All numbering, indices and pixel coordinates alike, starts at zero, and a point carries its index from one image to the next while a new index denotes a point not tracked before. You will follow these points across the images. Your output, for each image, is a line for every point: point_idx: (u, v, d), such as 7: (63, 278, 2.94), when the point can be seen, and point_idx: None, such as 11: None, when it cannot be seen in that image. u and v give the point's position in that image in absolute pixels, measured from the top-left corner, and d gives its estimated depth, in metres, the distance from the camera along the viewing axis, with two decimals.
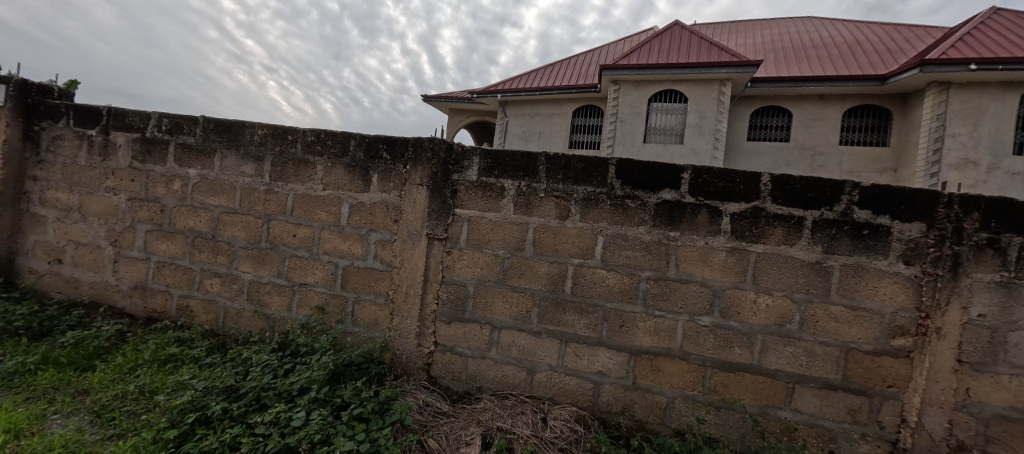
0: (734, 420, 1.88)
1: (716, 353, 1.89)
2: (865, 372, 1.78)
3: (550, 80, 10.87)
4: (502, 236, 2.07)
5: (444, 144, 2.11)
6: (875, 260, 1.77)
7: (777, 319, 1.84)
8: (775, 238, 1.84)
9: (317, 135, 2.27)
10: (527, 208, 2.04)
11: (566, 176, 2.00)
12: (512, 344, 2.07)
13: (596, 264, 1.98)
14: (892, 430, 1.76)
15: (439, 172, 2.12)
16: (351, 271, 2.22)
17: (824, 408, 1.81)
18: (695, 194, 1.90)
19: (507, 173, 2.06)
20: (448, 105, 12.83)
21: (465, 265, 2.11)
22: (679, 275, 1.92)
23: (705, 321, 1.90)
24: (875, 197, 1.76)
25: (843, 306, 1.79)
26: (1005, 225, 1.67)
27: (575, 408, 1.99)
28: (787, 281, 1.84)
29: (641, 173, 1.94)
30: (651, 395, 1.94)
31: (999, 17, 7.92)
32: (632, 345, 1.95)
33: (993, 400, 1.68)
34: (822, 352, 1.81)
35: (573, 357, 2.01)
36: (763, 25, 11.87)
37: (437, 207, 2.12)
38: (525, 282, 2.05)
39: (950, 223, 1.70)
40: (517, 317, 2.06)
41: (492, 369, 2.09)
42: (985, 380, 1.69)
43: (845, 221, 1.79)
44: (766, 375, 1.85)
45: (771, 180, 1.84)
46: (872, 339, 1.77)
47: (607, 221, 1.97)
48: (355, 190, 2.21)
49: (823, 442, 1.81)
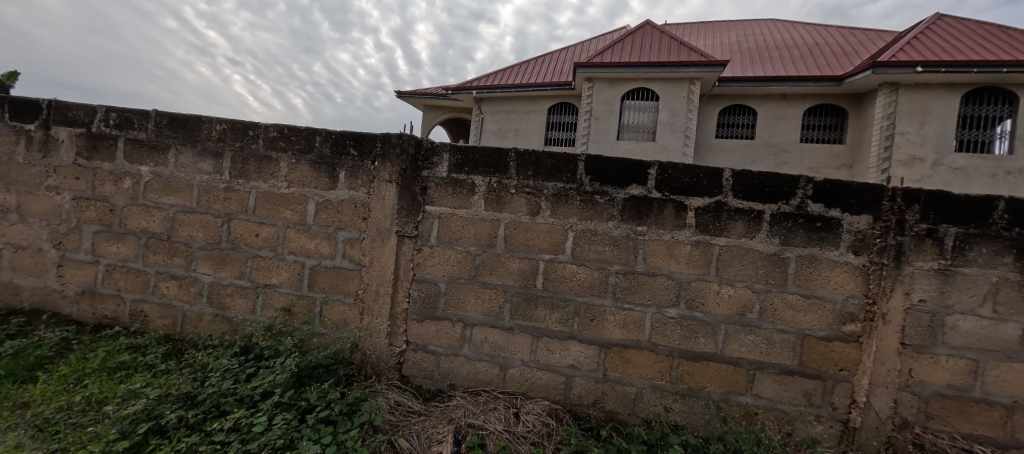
0: (699, 408, 1.95)
1: (682, 343, 1.95)
2: (819, 357, 1.88)
3: (524, 76, 10.88)
4: (473, 233, 2.06)
5: (413, 140, 2.07)
6: (827, 251, 1.86)
7: (738, 309, 1.92)
8: (737, 231, 1.91)
9: (280, 130, 2.19)
10: (498, 204, 2.04)
11: (536, 172, 2.01)
12: (485, 341, 2.07)
13: (567, 259, 2.01)
14: (843, 411, 1.87)
15: (409, 168, 2.08)
16: (319, 271, 2.16)
17: (782, 393, 1.90)
18: (661, 189, 1.95)
19: (477, 169, 2.06)
20: (421, 101, 12.64)
21: (436, 263, 2.09)
22: (647, 268, 1.96)
23: (671, 313, 1.95)
24: (827, 191, 1.86)
25: (798, 295, 1.89)
26: (942, 216, 1.79)
27: (548, 402, 2.02)
28: (747, 273, 1.91)
29: (609, 169, 1.97)
30: (621, 386, 1.98)
31: (942, 22, 8.48)
32: (602, 338, 1.99)
33: (932, 380, 1.81)
34: (780, 339, 1.90)
35: (545, 351, 2.03)
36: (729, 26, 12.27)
37: (407, 204, 2.09)
38: (497, 279, 2.05)
39: (894, 215, 1.81)
40: (489, 313, 2.06)
41: (465, 366, 2.08)
42: (926, 361, 1.81)
43: (800, 214, 1.88)
44: (729, 363, 1.92)
45: (732, 176, 1.90)
46: (825, 325, 1.87)
47: (577, 216, 1.99)
48: (321, 187, 2.15)
49: (781, 424, 1.90)
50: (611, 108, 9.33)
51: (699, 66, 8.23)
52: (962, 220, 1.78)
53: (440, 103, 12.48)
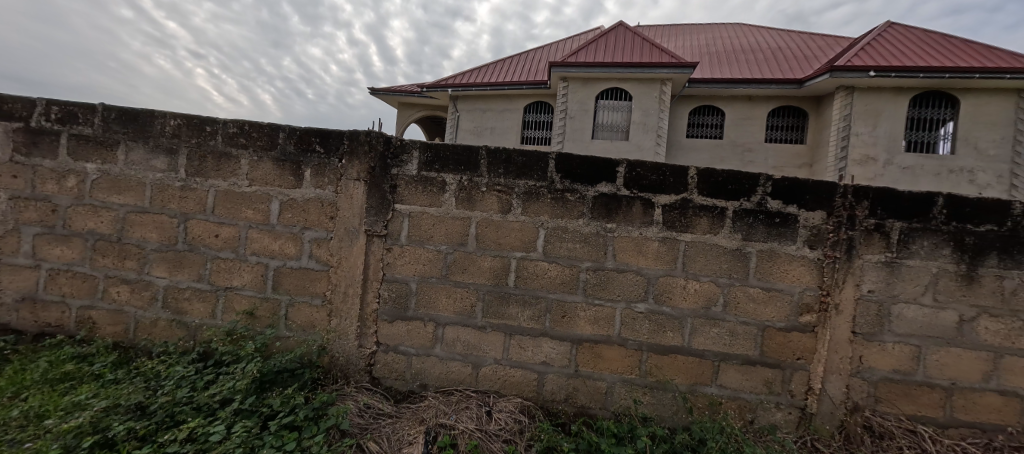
0: (667, 400, 2.00)
1: (651, 337, 2.00)
2: (778, 347, 1.96)
3: (497, 74, 10.86)
4: (444, 231, 2.04)
5: (382, 137, 2.03)
6: (785, 245, 1.95)
7: (703, 302, 1.98)
8: (701, 227, 1.98)
9: (240, 126, 2.10)
10: (469, 202, 2.03)
11: (507, 170, 2.01)
12: (457, 340, 2.05)
13: (538, 257, 2.02)
14: (801, 398, 1.96)
15: (377, 166, 2.04)
16: (284, 272, 2.09)
17: (744, 383, 1.98)
18: (630, 187, 1.99)
19: (448, 167, 2.04)
20: (394, 99, 12.43)
21: (407, 262, 2.06)
22: (617, 265, 2.00)
23: (640, 308, 2.00)
24: (785, 188, 1.94)
25: (759, 288, 1.97)
26: (888, 212, 1.90)
27: (520, 399, 2.03)
28: (712, 267, 1.98)
29: (579, 167, 1.99)
30: (592, 381, 2.01)
31: (892, 30, 9.00)
32: (574, 334, 2.02)
33: (881, 365, 1.93)
34: (742, 331, 1.97)
35: (517, 349, 2.03)
36: (697, 29, 12.64)
37: (376, 203, 2.04)
38: (468, 277, 2.04)
39: (846, 211, 1.92)
40: (461, 312, 2.05)
41: (437, 366, 2.06)
42: (875, 348, 1.93)
43: (760, 210, 1.96)
44: (695, 355, 1.99)
45: (697, 174, 1.96)
46: (784, 317, 1.96)
47: (548, 214, 2.01)
48: (285, 185, 2.08)
49: (743, 413, 1.98)
50: (584, 108, 9.44)
51: (669, 67, 8.44)
52: (906, 215, 1.90)
53: (413, 100, 12.30)
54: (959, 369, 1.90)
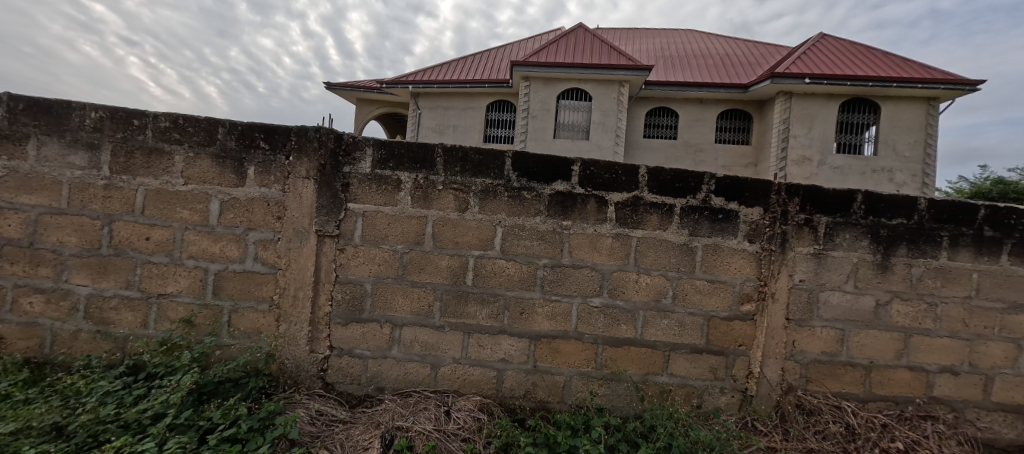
0: (622, 390, 2.07)
1: (606, 331, 2.06)
2: (722, 335, 2.09)
3: (456, 72, 10.76)
4: (400, 230, 2.00)
5: (332, 133, 1.95)
6: (727, 239, 2.08)
7: (655, 295, 2.07)
8: (652, 223, 2.06)
9: (174, 120, 1.94)
10: (425, 201, 2.00)
11: (463, 168, 2.00)
12: (415, 340, 2.02)
13: (496, 255, 2.02)
14: (742, 381, 2.10)
15: (328, 164, 1.96)
16: (226, 276, 1.97)
17: (692, 370, 2.09)
18: (585, 185, 2.04)
19: (403, 165, 1.99)
20: (351, 94, 12.01)
21: (361, 263, 2.00)
22: (573, 261, 2.05)
23: (595, 302, 2.06)
24: (727, 186, 2.07)
25: (705, 280, 2.08)
26: (817, 207, 2.08)
27: (479, 397, 2.02)
28: (662, 262, 2.07)
29: (535, 165, 2.01)
30: (550, 375, 2.05)
31: (824, 40, 9.78)
32: (532, 330, 2.04)
33: (811, 348, 2.10)
34: (690, 321, 2.08)
35: (476, 347, 2.03)
36: (650, 34, 13.15)
37: (327, 202, 1.96)
38: (425, 277, 2.01)
39: (780, 207, 2.07)
40: (418, 313, 2.02)
41: (394, 369, 2.02)
42: (806, 333, 2.10)
43: (705, 207, 2.07)
44: (647, 347, 2.07)
45: (647, 172, 2.04)
46: (727, 307, 2.09)
47: (505, 212, 2.02)
48: (225, 184, 1.95)
49: (691, 399, 2.10)
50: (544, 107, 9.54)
51: (623, 69, 8.73)
52: (831, 210, 2.08)
53: (369, 96, 11.94)
54: (876, 349, 2.11)
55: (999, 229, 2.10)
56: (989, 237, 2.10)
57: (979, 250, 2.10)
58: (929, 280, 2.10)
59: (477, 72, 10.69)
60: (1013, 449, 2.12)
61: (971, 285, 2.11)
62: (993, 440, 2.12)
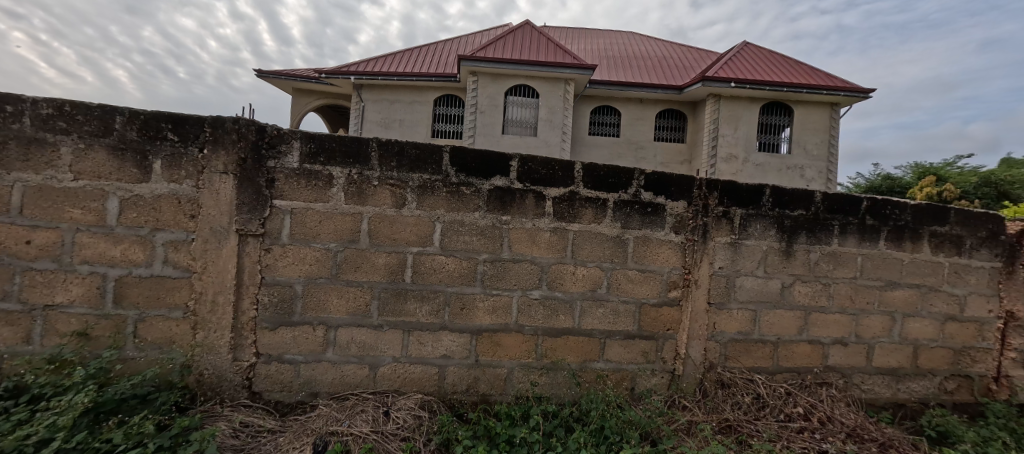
0: (560, 379, 2.15)
1: (546, 322, 2.13)
2: (652, 321, 2.24)
3: (398, 63, 10.42)
4: (333, 228, 1.91)
5: (254, 125, 1.81)
6: (656, 231, 2.22)
7: (591, 286, 2.17)
8: (587, 217, 2.15)
9: (58, 106, 1.70)
10: (360, 197, 1.92)
11: (400, 163, 1.95)
12: (352, 341, 1.95)
13: (435, 251, 2.00)
14: (670, 363, 2.27)
15: (250, 158, 1.81)
16: (129, 282, 1.77)
17: (625, 355, 2.22)
18: (523, 180, 2.08)
19: (335, 159, 1.90)
20: (281, 83, 11.19)
21: (290, 263, 1.88)
22: (512, 255, 2.08)
23: (535, 294, 2.11)
24: (655, 181, 2.21)
25: (636, 269, 2.21)
26: (732, 201, 2.28)
27: (421, 395, 2.00)
28: (597, 254, 2.17)
29: (473, 161, 2.02)
30: (491, 369, 2.07)
31: (745, 48, 10.67)
32: (472, 325, 2.05)
33: (729, 329, 2.31)
34: (623, 309, 2.20)
35: (416, 345, 2.00)
36: (591, 34, 13.57)
37: (250, 198, 1.82)
38: (362, 275, 1.94)
39: (701, 200, 2.25)
40: (354, 313, 1.95)
41: (330, 372, 1.94)
42: (724, 315, 2.30)
43: (635, 201, 2.20)
44: (584, 335, 2.17)
45: (582, 168, 2.12)
46: (656, 294, 2.24)
47: (444, 207, 2.00)
48: (126, 179, 1.75)
49: (625, 382, 2.23)
50: (489, 102, 9.51)
51: (566, 68, 8.95)
52: (745, 203, 2.29)
53: (303, 86, 11.20)
54: (782, 326, 2.37)
55: (877, 218, 2.43)
56: (870, 225, 2.43)
57: (862, 236, 2.42)
58: (824, 264, 2.39)
59: (419, 65, 10.42)
60: (889, 405, 2.50)
61: (856, 267, 2.43)
62: (874, 400, 2.48)
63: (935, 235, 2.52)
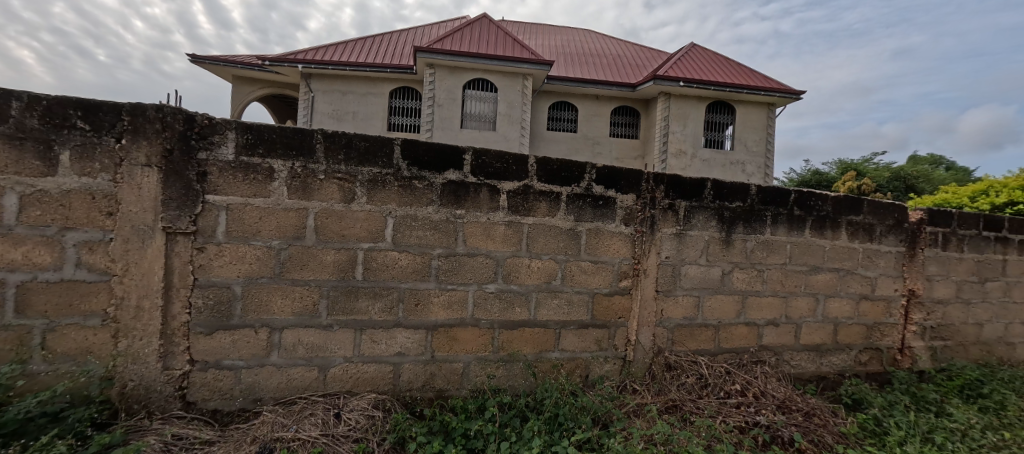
0: (517, 370, 2.17)
1: (501, 315, 2.14)
2: (605, 309, 2.32)
3: (347, 52, 9.97)
4: (276, 224, 1.80)
5: (181, 113, 1.67)
6: (607, 224, 2.30)
7: (545, 278, 2.20)
8: (541, 210, 2.18)
9: None
10: (305, 191, 1.83)
11: (348, 156, 1.87)
12: (299, 343, 1.86)
13: (387, 246, 1.95)
14: (622, 349, 2.36)
15: (177, 149, 1.67)
16: (34, 288, 1.58)
17: (579, 344, 2.28)
18: (477, 174, 2.06)
19: (275, 152, 1.78)
20: (217, 69, 10.37)
21: (227, 263, 1.76)
22: (467, 250, 2.07)
23: (490, 288, 2.12)
24: (605, 174, 2.28)
25: (589, 261, 2.28)
26: (677, 194, 2.40)
27: (375, 394, 1.95)
28: (551, 246, 2.20)
29: (426, 154, 1.98)
30: (448, 364, 2.06)
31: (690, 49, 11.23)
32: (428, 321, 2.02)
33: (675, 315, 2.45)
34: (577, 300, 2.26)
35: (369, 343, 1.94)
36: (547, 29, 13.70)
37: (179, 193, 1.68)
38: (309, 273, 1.85)
39: (649, 194, 2.35)
40: (301, 313, 1.86)
41: (275, 376, 1.84)
42: (671, 302, 2.43)
43: (587, 194, 2.25)
44: (539, 326, 2.20)
45: (535, 162, 2.14)
46: (608, 284, 2.32)
47: (396, 202, 1.95)
48: (25, 173, 1.55)
49: (580, 370, 2.29)
50: (445, 95, 9.35)
51: (521, 63, 8.98)
52: (688, 196, 2.42)
53: (242, 73, 10.44)
54: (722, 311, 2.53)
55: (803, 208, 2.66)
56: (798, 215, 2.65)
57: (791, 225, 2.64)
58: (759, 251, 2.59)
59: (370, 54, 10.03)
60: (813, 378, 2.75)
61: (786, 254, 2.64)
62: (802, 374, 2.72)
63: (852, 224, 2.79)
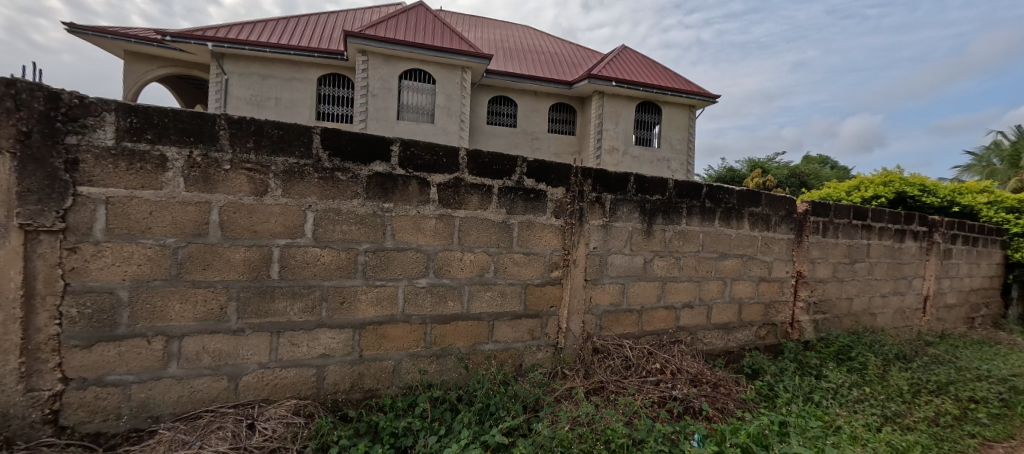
0: (450, 363, 2.15)
1: (433, 309, 2.10)
2: (537, 299, 2.38)
3: (263, 31, 9.11)
4: (169, 220, 1.60)
5: (42, 90, 1.41)
6: (539, 216, 2.35)
7: (478, 271, 2.20)
8: (473, 203, 2.17)
9: None
10: (207, 183, 1.65)
11: (258, 144, 1.71)
12: (204, 351, 1.68)
13: (307, 242, 1.82)
14: (554, 337, 2.44)
15: (37, 132, 1.41)
16: None
17: (512, 335, 2.32)
18: (405, 166, 2.00)
19: (168, 138, 1.58)
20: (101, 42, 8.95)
21: (109, 265, 1.53)
22: (396, 244, 2.00)
23: (421, 282, 2.07)
24: (536, 168, 2.32)
25: (522, 252, 2.32)
26: (603, 187, 2.52)
27: (295, 400, 1.83)
28: (483, 239, 2.21)
29: (349, 145, 1.88)
30: (377, 363, 1.98)
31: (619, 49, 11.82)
32: (355, 319, 1.93)
33: (602, 302, 2.58)
34: (510, 291, 2.30)
35: (289, 347, 1.81)
36: (481, 22, 13.61)
37: (40, 184, 1.42)
38: (214, 274, 1.68)
39: (578, 187, 2.44)
40: (205, 318, 1.67)
41: (174, 390, 1.64)
42: (598, 289, 2.56)
43: (519, 187, 2.28)
44: (472, 319, 2.20)
45: (466, 154, 2.12)
46: (540, 275, 2.38)
47: (316, 195, 1.83)
48: None
49: (513, 359, 2.33)
50: (381, 84, 8.90)
51: (457, 55, 8.84)
52: (614, 189, 2.55)
53: (134, 48, 9.12)
54: (645, 296, 2.72)
55: (713, 201, 2.93)
56: (709, 207, 2.91)
57: (703, 216, 2.89)
58: (676, 240, 2.80)
59: (290, 36, 9.25)
60: (722, 353, 3.06)
61: (699, 242, 2.90)
62: (712, 349, 3.01)
63: (752, 214, 3.13)
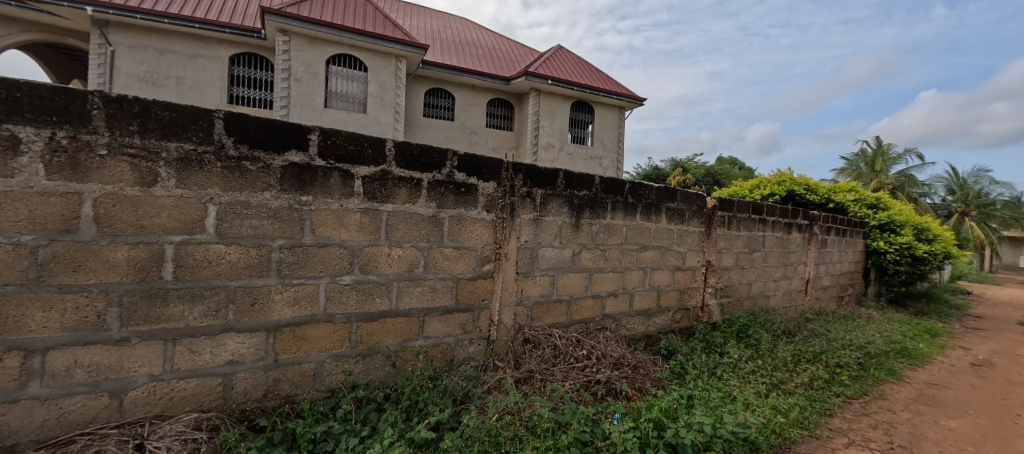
0: (376, 362, 2.07)
1: (359, 307, 2.01)
2: (469, 293, 2.37)
3: None
4: (25, 214, 1.35)
5: None
6: (469, 210, 2.34)
7: (407, 266, 2.14)
8: (400, 197, 2.10)
9: None
10: (77, 171, 1.42)
11: (145, 128, 1.51)
12: (76, 366, 1.44)
13: (209, 239, 1.64)
14: (486, 330, 2.45)
15: None
16: None
17: (443, 330, 2.30)
18: (325, 157, 1.87)
19: (22, 116, 1.34)
20: None
21: None
22: (315, 239, 1.87)
23: (345, 280, 1.96)
24: (467, 162, 2.30)
25: (452, 247, 2.29)
26: (533, 182, 2.57)
27: (198, 413, 1.65)
28: (412, 233, 2.15)
29: (259, 132, 1.72)
30: (295, 366, 1.85)
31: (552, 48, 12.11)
32: (268, 321, 1.78)
33: (533, 293, 2.65)
34: (440, 286, 2.27)
35: (188, 355, 1.62)
36: (414, 9, 13.16)
37: None
38: (88, 276, 1.45)
39: (509, 182, 2.46)
40: (77, 328, 1.44)
41: (38, 412, 1.40)
42: (529, 281, 2.62)
43: (449, 181, 2.25)
44: (401, 315, 2.14)
45: (393, 146, 2.05)
46: (471, 268, 2.37)
47: (219, 186, 1.65)
48: None
49: (444, 354, 2.31)
50: (304, 69, 8.24)
51: (388, 42, 8.46)
52: (543, 184, 2.62)
53: None
54: (573, 287, 2.84)
55: (635, 197, 3.13)
56: (631, 202, 3.10)
57: (626, 211, 3.08)
58: (601, 234, 2.95)
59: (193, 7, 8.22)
60: (642, 337, 3.30)
61: (622, 235, 3.08)
62: (634, 334, 3.23)
63: (669, 209, 3.39)
